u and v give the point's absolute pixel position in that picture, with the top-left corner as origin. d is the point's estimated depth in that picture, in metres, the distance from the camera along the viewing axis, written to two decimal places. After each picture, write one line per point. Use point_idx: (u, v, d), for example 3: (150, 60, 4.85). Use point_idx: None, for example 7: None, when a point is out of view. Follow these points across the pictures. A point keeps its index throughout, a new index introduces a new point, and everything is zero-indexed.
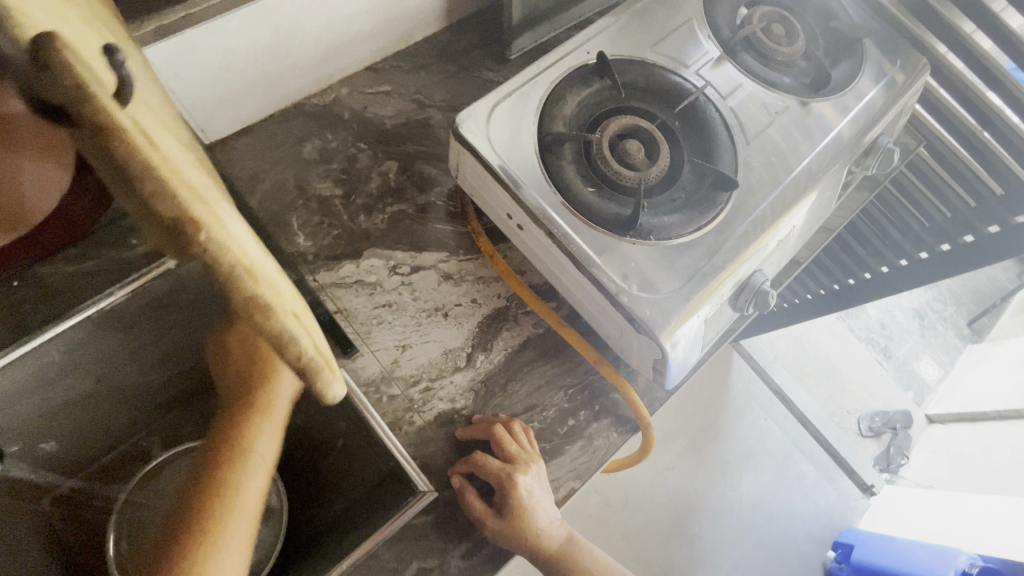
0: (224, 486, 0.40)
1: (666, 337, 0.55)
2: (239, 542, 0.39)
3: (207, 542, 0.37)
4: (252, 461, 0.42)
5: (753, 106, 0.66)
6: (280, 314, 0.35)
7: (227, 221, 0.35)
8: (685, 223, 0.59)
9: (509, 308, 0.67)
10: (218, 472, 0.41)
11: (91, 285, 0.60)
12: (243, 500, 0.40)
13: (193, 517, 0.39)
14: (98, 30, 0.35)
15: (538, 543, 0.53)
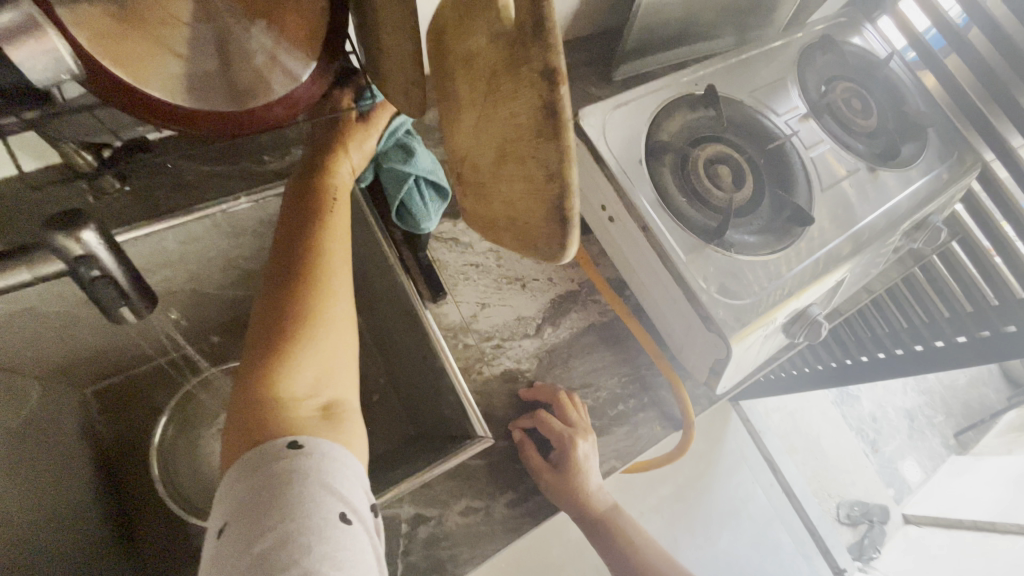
0: (310, 296, 0.47)
1: (734, 339, 0.60)
2: (338, 352, 0.47)
3: (310, 302, 0.47)
4: (325, 237, 0.52)
5: (830, 161, 0.74)
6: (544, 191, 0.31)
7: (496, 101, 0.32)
8: (761, 245, 0.66)
9: (581, 292, 0.72)
10: (306, 289, 0.48)
11: (219, 186, 0.64)
12: (335, 254, 0.52)
13: (317, 239, 0.52)
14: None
15: (586, 504, 0.59)
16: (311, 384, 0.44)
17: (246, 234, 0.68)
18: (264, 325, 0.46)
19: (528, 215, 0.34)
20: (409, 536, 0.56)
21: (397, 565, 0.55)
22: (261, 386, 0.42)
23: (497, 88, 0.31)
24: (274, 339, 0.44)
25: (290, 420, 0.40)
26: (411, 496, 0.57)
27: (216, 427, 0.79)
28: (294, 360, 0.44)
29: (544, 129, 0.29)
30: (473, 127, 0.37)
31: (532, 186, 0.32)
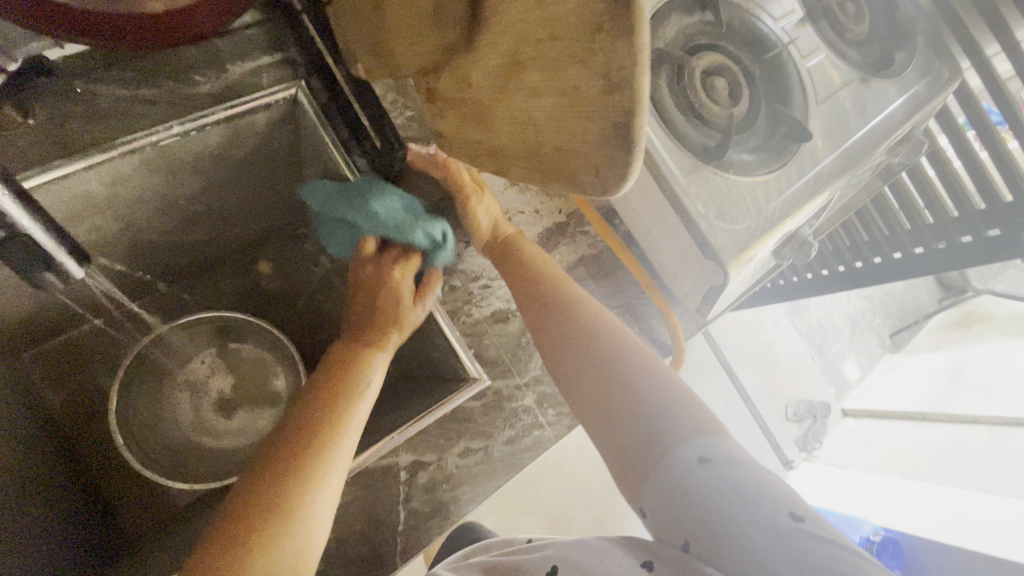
0: (317, 460, 0.44)
1: (731, 266, 0.57)
2: (334, 494, 0.44)
3: (317, 459, 0.45)
4: (347, 417, 0.49)
5: (824, 72, 0.70)
6: (578, 143, 0.33)
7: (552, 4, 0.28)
8: (759, 166, 0.63)
9: (568, 224, 0.67)
10: (307, 451, 0.45)
11: (147, 114, 0.53)
12: (344, 430, 0.48)
13: (329, 410, 0.49)
14: None
15: (555, 342, 0.56)
16: (298, 556, 0.40)
17: (180, 173, 0.58)
18: (271, 463, 0.45)
19: (576, 132, 0.33)
20: (408, 484, 0.55)
21: (399, 514, 0.54)
22: (254, 500, 0.41)
23: None
24: (277, 482, 0.43)
25: (282, 517, 0.41)
26: (407, 445, 0.55)
27: (182, 380, 0.75)
28: (283, 522, 0.40)
29: (609, 28, 0.26)
30: (506, 40, 0.34)
31: (586, 98, 0.30)
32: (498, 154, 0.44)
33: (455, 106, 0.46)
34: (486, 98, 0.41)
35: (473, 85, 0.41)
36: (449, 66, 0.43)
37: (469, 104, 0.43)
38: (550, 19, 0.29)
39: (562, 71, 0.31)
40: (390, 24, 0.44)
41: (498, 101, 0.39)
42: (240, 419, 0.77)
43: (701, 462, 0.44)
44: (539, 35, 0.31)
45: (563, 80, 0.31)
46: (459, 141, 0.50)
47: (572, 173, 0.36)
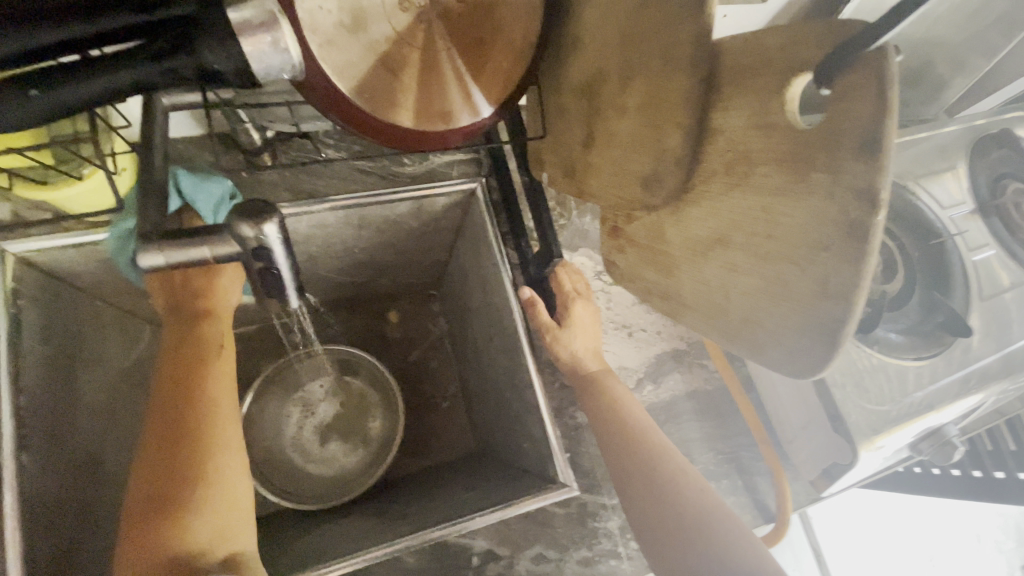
0: (188, 487, 0.43)
1: (862, 447, 0.54)
2: (238, 492, 0.46)
3: (204, 455, 0.45)
4: (200, 392, 0.47)
5: (991, 269, 0.67)
6: (767, 323, 0.34)
7: (788, 209, 0.31)
8: (906, 348, 0.61)
9: (688, 353, 0.67)
10: (193, 453, 0.44)
11: (360, 181, 0.65)
12: (219, 370, 0.50)
13: (196, 380, 0.48)
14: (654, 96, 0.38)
15: (629, 465, 0.57)
16: (223, 525, 0.43)
17: (364, 226, 0.69)
18: (147, 489, 0.42)
19: (771, 312, 0.34)
20: (477, 571, 0.55)
21: None
22: (159, 540, 0.40)
23: (788, 184, 0.31)
24: (151, 513, 0.41)
25: (197, 563, 0.40)
26: (487, 531, 0.56)
27: (296, 397, 0.82)
28: (184, 520, 0.41)
29: (839, 245, 0.28)
30: (720, 216, 0.37)
31: (795, 289, 0.31)
32: (666, 293, 0.45)
33: (636, 248, 0.48)
34: (674, 254, 0.43)
35: (667, 236, 0.43)
36: (643, 218, 0.46)
37: (648, 251, 0.46)
38: (776, 219, 0.32)
39: (776, 261, 0.33)
40: (600, 165, 0.45)
41: (690, 264, 0.41)
42: (331, 448, 0.82)
43: None
44: (760, 227, 0.34)
45: (772, 266, 0.33)
46: (630, 277, 0.50)
47: (753, 339, 0.36)
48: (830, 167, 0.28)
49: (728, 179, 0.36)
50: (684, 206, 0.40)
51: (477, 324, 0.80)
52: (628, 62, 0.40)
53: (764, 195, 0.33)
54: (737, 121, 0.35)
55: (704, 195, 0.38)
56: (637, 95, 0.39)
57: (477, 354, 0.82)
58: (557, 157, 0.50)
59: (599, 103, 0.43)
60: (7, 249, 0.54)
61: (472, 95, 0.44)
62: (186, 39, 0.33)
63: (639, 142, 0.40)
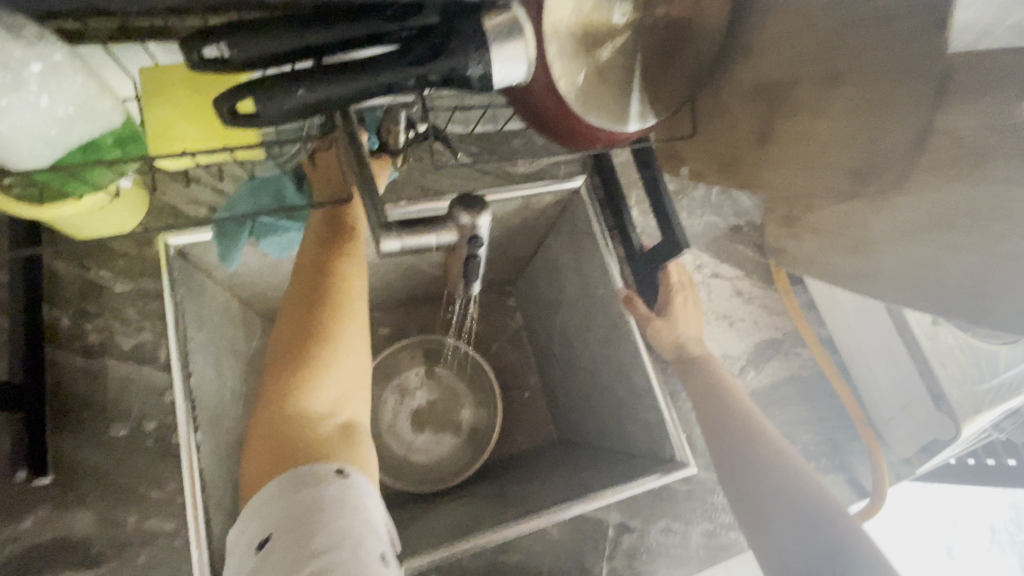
0: (320, 351, 0.47)
1: (964, 422, 0.59)
2: (360, 346, 0.49)
3: (335, 339, 0.48)
4: (356, 265, 0.52)
5: None
6: (984, 285, 0.40)
7: (1012, 195, 0.37)
8: (995, 334, 0.65)
9: (783, 341, 0.72)
10: (331, 318, 0.48)
11: (479, 179, 0.69)
12: (350, 261, 0.52)
13: (324, 254, 0.51)
14: (852, 102, 0.46)
15: (739, 475, 0.59)
16: (340, 391, 0.47)
17: None
18: (282, 366, 0.46)
19: (981, 278, 0.40)
20: (614, 543, 0.58)
21: (601, 569, 0.57)
22: (287, 406, 0.45)
23: (1004, 172, 0.37)
24: (291, 375, 0.46)
25: (317, 442, 0.44)
26: (619, 505, 0.60)
27: (395, 385, 0.87)
28: (314, 382, 0.46)
29: None
30: (921, 202, 0.43)
31: (1011, 261, 0.37)
32: (849, 261, 0.52)
33: (816, 235, 0.55)
34: (873, 237, 0.48)
35: (864, 223, 0.49)
36: (823, 208, 0.52)
37: (831, 238, 0.53)
38: (998, 200, 0.38)
39: (997, 238, 0.38)
40: (785, 160, 0.54)
41: (886, 245, 0.47)
42: (426, 436, 0.85)
43: None
44: (970, 210, 0.40)
45: (995, 243, 0.38)
46: (804, 259, 0.58)
47: (963, 291, 0.42)
48: None
49: (937, 175, 0.42)
50: (887, 198, 0.46)
51: (569, 317, 0.84)
52: (834, 69, 0.47)
53: (980, 184, 0.39)
54: (949, 122, 0.40)
55: (905, 184, 0.45)
56: (834, 96, 0.48)
57: (565, 344, 0.86)
58: (726, 152, 0.59)
59: (784, 104, 0.52)
60: (167, 240, 0.58)
61: (635, 105, 0.48)
62: (440, 47, 0.36)
63: (846, 138, 0.47)
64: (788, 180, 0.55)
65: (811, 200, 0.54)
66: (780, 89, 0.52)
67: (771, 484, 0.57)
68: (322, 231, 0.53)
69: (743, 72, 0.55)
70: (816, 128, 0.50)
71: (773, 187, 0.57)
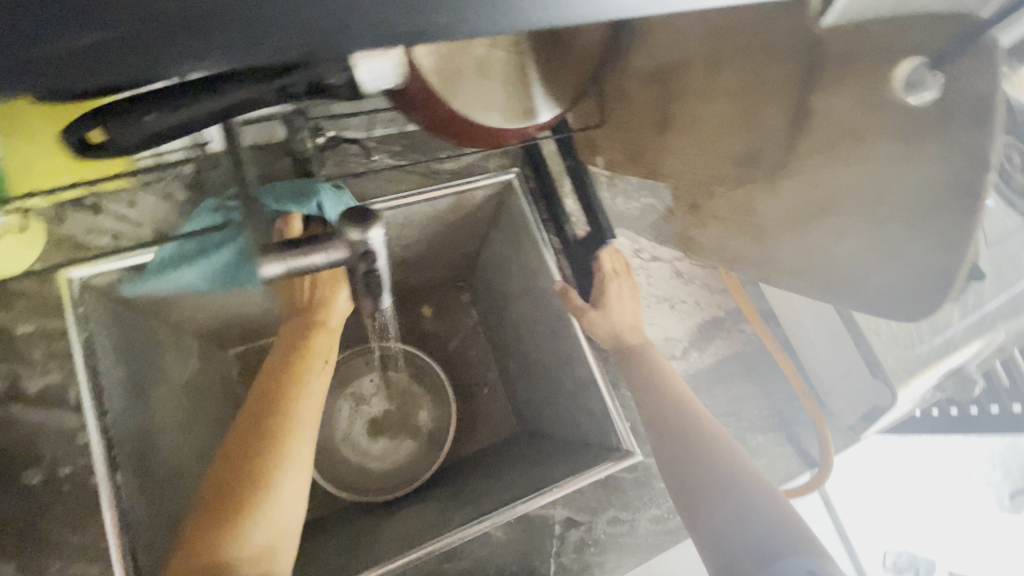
0: (262, 483, 0.49)
1: (898, 388, 0.59)
2: (298, 491, 0.51)
3: (277, 471, 0.50)
4: (300, 399, 0.55)
5: (996, 218, 0.72)
6: (871, 270, 0.44)
7: (889, 178, 0.41)
8: None
9: (726, 319, 0.72)
10: (272, 452, 0.50)
11: (404, 180, 0.66)
12: (303, 399, 0.55)
13: (278, 384, 0.55)
14: (737, 97, 0.49)
15: (683, 461, 0.59)
16: (276, 527, 0.48)
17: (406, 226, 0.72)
18: (223, 492, 0.48)
19: (873, 266, 0.44)
20: (561, 538, 0.58)
21: (549, 565, 0.57)
22: (212, 546, 0.45)
23: (877, 153, 0.41)
24: (227, 507, 0.47)
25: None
26: (565, 500, 0.60)
27: (348, 393, 0.85)
28: (244, 527, 0.46)
29: (954, 207, 0.37)
30: (805, 186, 0.47)
31: (901, 248, 0.41)
32: (749, 249, 0.56)
33: (717, 222, 0.58)
34: (766, 224, 0.52)
35: (758, 210, 0.52)
36: (724, 195, 0.55)
37: (725, 224, 0.57)
38: (883, 185, 0.42)
39: (884, 222, 0.42)
40: (680, 148, 0.57)
41: (784, 233, 0.51)
42: (383, 443, 0.84)
43: None
44: (854, 195, 0.44)
45: (881, 230, 0.42)
46: (709, 246, 0.61)
47: (852, 280, 0.46)
48: (942, 142, 0.37)
49: (830, 155, 0.45)
50: (774, 186, 0.50)
51: (517, 311, 0.83)
52: (712, 52, 0.49)
53: (857, 169, 0.43)
54: (821, 109, 0.44)
55: (791, 172, 0.48)
56: (714, 87, 0.50)
57: (516, 338, 0.85)
58: (629, 140, 0.61)
59: (670, 94, 0.55)
60: (70, 273, 0.55)
61: (533, 96, 0.47)
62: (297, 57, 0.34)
63: (732, 122, 0.51)
64: (687, 169, 0.58)
65: (707, 190, 0.57)
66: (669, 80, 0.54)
67: (706, 479, 0.57)
68: (277, 366, 0.58)
69: (640, 52, 0.53)
70: (703, 120, 0.53)
71: (677, 172, 0.60)
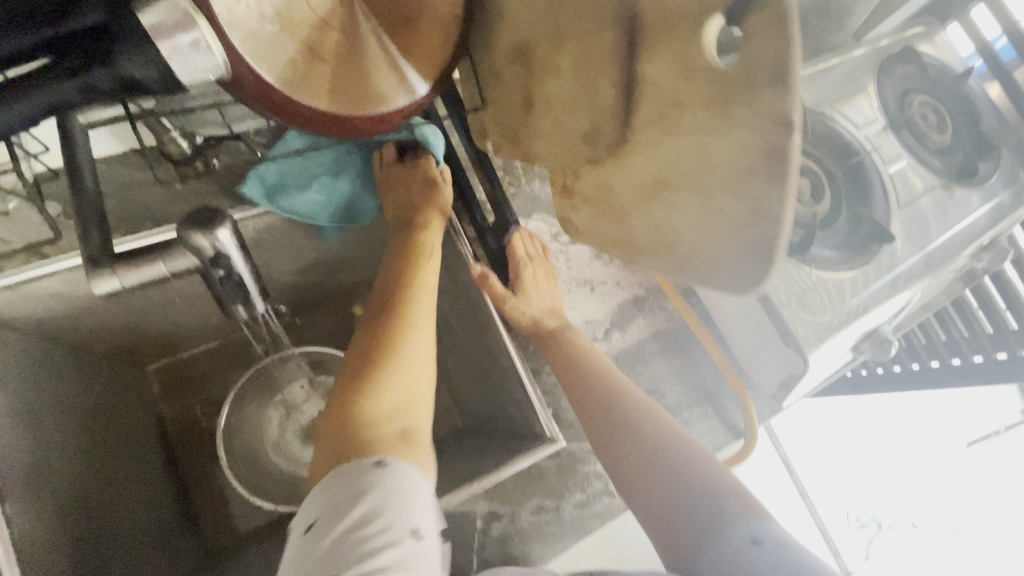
0: (382, 364, 0.51)
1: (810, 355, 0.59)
2: (420, 377, 0.52)
3: (393, 359, 0.51)
4: (416, 294, 0.58)
5: (906, 178, 0.73)
6: (698, 242, 0.41)
7: (702, 142, 0.37)
8: (842, 261, 0.65)
9: (648, 298, 0.71)
10: (393, 338, 0.53)
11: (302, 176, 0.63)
12: (423, 289, 0.59)
13: (396, 283, 0.59)
14: (600, 56, 0.46)
15: (613, 446, 0.58)
16: (402, 398, 0.50)
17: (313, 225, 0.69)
18: (350, 372, 0.51)
19: (688, 238, 0.42)
20: (483, 532, 0.57)
21: (472, 559, 0.56)
22: (354, 404, 0.47)
23: (683, 119, 0.39)
24: (358, 374, 0.51)
25: (374, 438, 0.45)
26: (487, 493, 0.58)
27: (280, 399, 0.82)
28: (378, 389, 0.49)
29: (762, 169, 0.32)
30: (636, 144, 0.45)
31: (738, 219, 0.36)
32: (619, 223, 0.51)
33: (587, 204, 0.55)
34: (627, 201, 0.48)
35: (613, 186, 0.49)
36: (591, 173, 0.52)
37: (591, 201, 0.54)
38: (709, 149, 0.37)
39: (710, 192, 0.38)
40: (546, 129, 0.56)
41: (642, 203, 0.46)
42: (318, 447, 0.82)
43: (753, 543, 0.48)
44: (706, 148, 0.37)
45: (715, 196, 0.37)
46: (587, 229, 0.58)
47: (713, 227, 0.39)
48: (751, 103, 0.32)
49: (662, 126, 0.41)
50: (636, 148, 0.45)
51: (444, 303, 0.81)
52: (556, 26, 0.49)
53: (696, 135, 0.38)
54: (665, 49, 0.38)
55: (678, 106, 0.39)
56: (564, 61, 0.50)
57: (447, 330, 0.84)
58: (507, 121, 0.61)
59: (534, 56, 0.53)
60: None
61: (406, 76, 0.54)
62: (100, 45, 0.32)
63: (577, 103, 0.50)
64: (564, 147, 0.55)
65: (573, 169, 0.55)
66: (519, 53, 0.54)
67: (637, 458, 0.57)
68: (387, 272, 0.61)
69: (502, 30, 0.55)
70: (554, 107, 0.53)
71: (547, 159, 0.58)
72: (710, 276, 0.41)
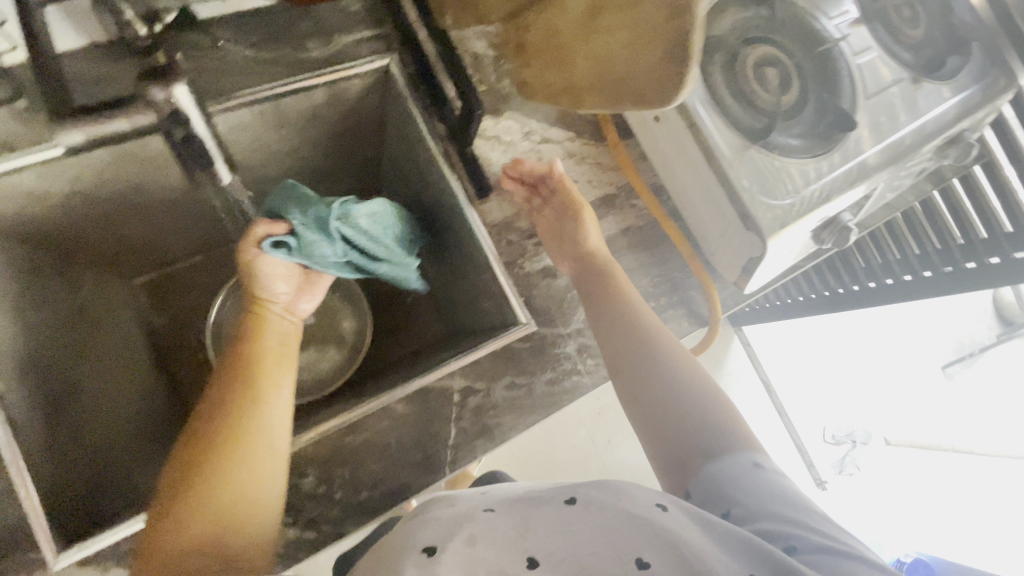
0: (231, 454, 0.45)
1: (768, 236, 0.61)
2: (273, 459, 0.47)
3: (239, 433, 0.46)
4: (263, 344, 0.52)
5: (874, 70, 0.73)
6: None
7: None
8: (805, 149, 0.67)
9: (618, 195, 0.73)
10: (222, 434, 0.46)
11: (268, 72, 0.63)
12: (274, 308, 0.55)
13: (256, 338, 0.52)
14: None
15: (623, 353, 0.60)
16: (247, 498, 0.45)
17: (284, 129, 0.69)
18: (168, 491, 0.43)
19: (635, 51, 0.54)
20: (460, 406, 0.61)
21: (450, 431, 0.61)
22: (158, 546, 0.41)
23: None
24: (176, 492, 0.43)
25: (168, 559, 0.40)
26: (462, 372, 0.62)
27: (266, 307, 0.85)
28: (187, 511, 0.42)
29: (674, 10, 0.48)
30: None
31: (652, 25, 0.51)
32: (548, 64, 0.65)
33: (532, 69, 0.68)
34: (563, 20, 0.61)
35: (559, 29, 0.62)
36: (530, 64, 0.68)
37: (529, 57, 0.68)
38: None
39: None
40: None
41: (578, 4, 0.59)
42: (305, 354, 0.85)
43: (755, 466, 0.51)
44: None
45: None
46: (537, 85, 0.68)
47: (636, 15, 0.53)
48: None
49: None
50: None
51: (421, 212, 0.83)
52: None
53: None
54: None
55: None
56: None
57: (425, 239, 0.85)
58: None
59: None
60: None
61: None
62: None
63: None
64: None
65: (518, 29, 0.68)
66: None
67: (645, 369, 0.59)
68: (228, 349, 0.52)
69: None
70: None
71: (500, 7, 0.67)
72: (637, 96, 0.57)
